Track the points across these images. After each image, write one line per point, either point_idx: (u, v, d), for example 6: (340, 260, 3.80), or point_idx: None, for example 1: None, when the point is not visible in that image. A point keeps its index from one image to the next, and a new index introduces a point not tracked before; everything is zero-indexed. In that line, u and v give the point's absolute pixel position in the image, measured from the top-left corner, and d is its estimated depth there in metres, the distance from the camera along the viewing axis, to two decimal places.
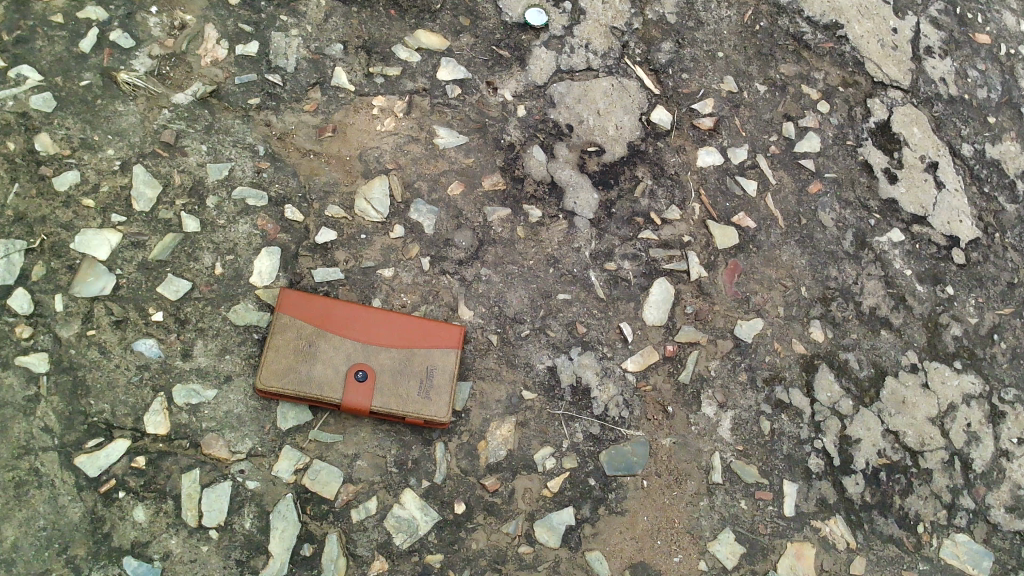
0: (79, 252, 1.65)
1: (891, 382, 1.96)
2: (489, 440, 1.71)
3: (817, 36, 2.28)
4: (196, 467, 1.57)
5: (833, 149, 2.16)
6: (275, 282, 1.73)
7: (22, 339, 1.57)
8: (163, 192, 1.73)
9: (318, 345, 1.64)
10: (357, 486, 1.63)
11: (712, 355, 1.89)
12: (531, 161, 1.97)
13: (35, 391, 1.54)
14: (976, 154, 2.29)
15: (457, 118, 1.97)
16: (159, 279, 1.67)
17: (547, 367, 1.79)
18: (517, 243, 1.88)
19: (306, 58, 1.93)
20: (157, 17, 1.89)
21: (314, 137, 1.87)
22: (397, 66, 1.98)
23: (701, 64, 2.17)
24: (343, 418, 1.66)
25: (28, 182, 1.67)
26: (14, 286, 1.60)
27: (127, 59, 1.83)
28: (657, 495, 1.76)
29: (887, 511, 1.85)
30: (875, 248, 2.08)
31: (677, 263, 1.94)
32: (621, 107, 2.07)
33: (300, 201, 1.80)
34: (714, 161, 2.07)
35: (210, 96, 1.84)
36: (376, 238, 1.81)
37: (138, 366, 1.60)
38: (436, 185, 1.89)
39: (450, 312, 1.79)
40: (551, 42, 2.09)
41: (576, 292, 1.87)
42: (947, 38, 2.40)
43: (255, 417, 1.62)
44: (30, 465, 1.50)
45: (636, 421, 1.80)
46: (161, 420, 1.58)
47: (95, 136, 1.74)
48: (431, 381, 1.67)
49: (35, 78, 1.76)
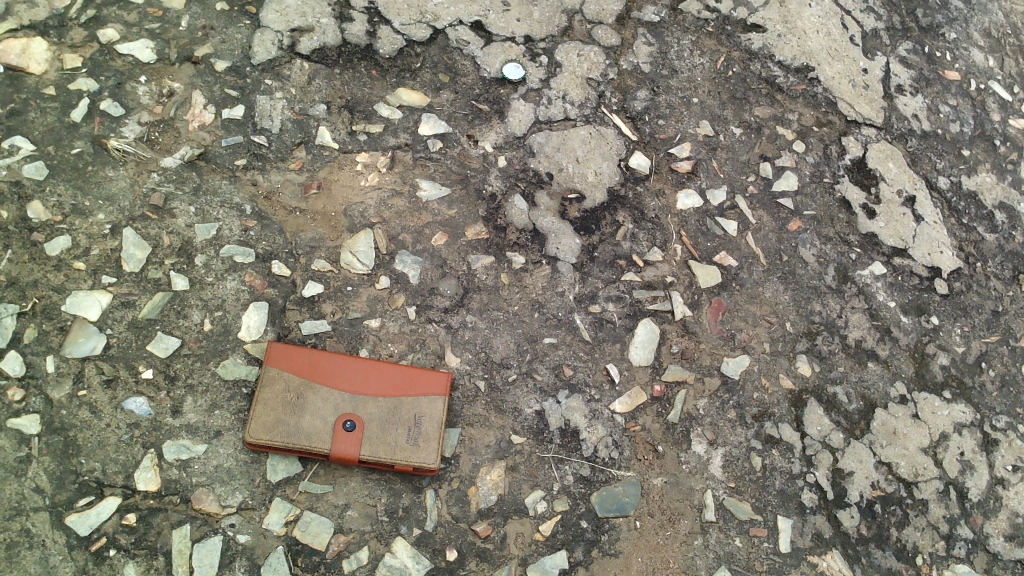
0: (70, 313, 1.68)
1: (881, 413, 1.96)
2: (479, 486, 1.72)
3: (789, 78, 2.35)
4: (186, 522, 1.58)
5: (810, 187, 2.20)
6: (263, 336, 1.76)
7: (14, 401, 1.59)
8: (152, 252, 1.77)
9: (307, 397, 1.66)
10: (348, 537, 1.63)
11: (699, 393, 1.90)
12: (513, 210, 2.01)
13: (26, 452, 1.56)
14: (953, 186, 2.33)
15: (439, 171, 2.02)
16: (149, 337, 1.70)
17: (535, 411, 1.80)
18: (502, 290, 1.91)
19: (290, 119, 2.00)
20: (146, 86, 1.96)
21: (300, 195, 1.92)
22: (379, 123, 2.04)
23: (676, 110, 2.23)
24: (333, 468, 1.67)
25: (20, 248, 1.72)
26: (7, 349, 1.63)
27: (118, 126, 1.89)
28: (651, 536, 1.75)
29: (885, 543, 1.83)
30: (858, 282, 2.10)
31: (661, 303, 1.97)
32: (599, 154, 2.12)
33: (287, 256, 1.84)
34: (693, 203, 2.11)
35: (197, 159, 1.90)
36: (362, 289, 1.85)
37: (128, 424, 1.62)
38: (420, 236, 1.93)
39: (437, 359, 1.81)
40: (528, 94, 2.16)
41: (561, 335, 1.89)
42: (917, 75, 2.47)
43: (245, 470, 1.63)
44: (21, 526, 1.51)
45: (626, 462, 1.80)
46: (151, 476, 1.59)
47: (86, 202, 1.79)
48: (419, 429, 1.68)
49: (28, 148, 1.82)
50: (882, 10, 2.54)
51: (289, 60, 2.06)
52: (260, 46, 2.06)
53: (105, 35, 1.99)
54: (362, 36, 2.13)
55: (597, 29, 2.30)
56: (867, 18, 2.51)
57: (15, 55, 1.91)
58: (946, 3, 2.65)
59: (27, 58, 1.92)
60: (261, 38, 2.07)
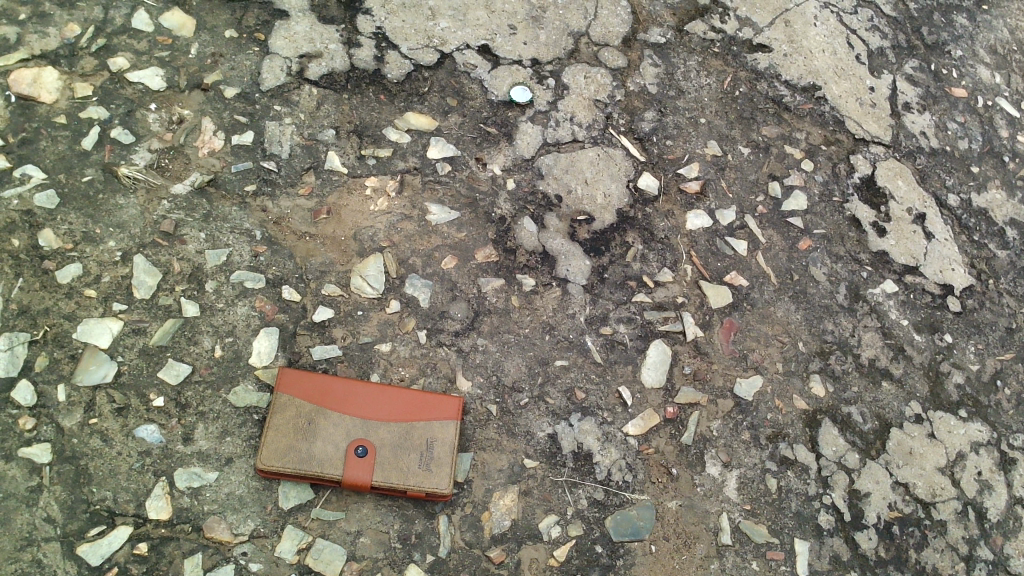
0: (81, 341, 1.68)
1: (897, 433, 1.94)
2: (493, 510, 1.70)
3: (796, 98, 2.35)
4: (198, 551, 1.57)
5: (820, 206, 2.20)
6: (273, 362, 1.75)
7: (25, 430, 1.58)
8: (162, 279, 1.77)
9: (318, 423, 1.65)
10: (361, 564, 1.61)
11: (713, 414, 1.88)
12: (523, 232, 2.01)
13: (38, 481, 1.55)
14: (963, 203, 2.32)
15: (448, 194, 2.02)
16: (160, 364, 1.69)
17: (548, 435, 1.79)
18: (513, 312, 1.91)
19: (300, 144, 2.00)
20: (156, 113, 1.97)
21: (310, 221, 1.92)
22: (388, 147, 2.05)
23: (684, 131, 2.23)
24: (345, 495, 1.66)
25: (31, 276, 1.72)
26: (18, 378, 1.62)
27: (128, 154, 1.90)
28: (667, 560, 1.73)
29: (903, 565, 1.81)
30: (869, 300, 2.09)
31: (672, 324, 1.96)
32: (608, 175, 2.12)
33: (297, 281, 1.84)
34: (703, 223, 2.11)
35: (207, 185, 1.90)
36: (372, 313, 1.84)
37: (140, 452, 1.61)
38: (430, 260, 1.93)
39: (448, 383, 1.80)
40: (536, 117, 2.16)
41: (573, 357, 1.88)
42: (924, 93, 2.47)
43: (257, 498, 1.62)
44: (33, 557, 1.50)
45: (641, 485, 1.79)
46: (163, 505, 1.58)
47: (97, 229, 1.79)
48: (431, 454, 1.67)
49: (39, 176, 1.82)
50: (887, 28, 2.55)
51: (298, 86, 2.07)
52: (269, 73, 2.07)
53: (115, 64, 2.00)
54: (370, 61, 2.14)
55: (603, 51, 2.31)
56: (873, 36, 2.51)
57: (26, 85, 1.93)
58: (951, 21, 2.65)
59: (38, 87, 1.93)
60: (270, 64, 2.08)
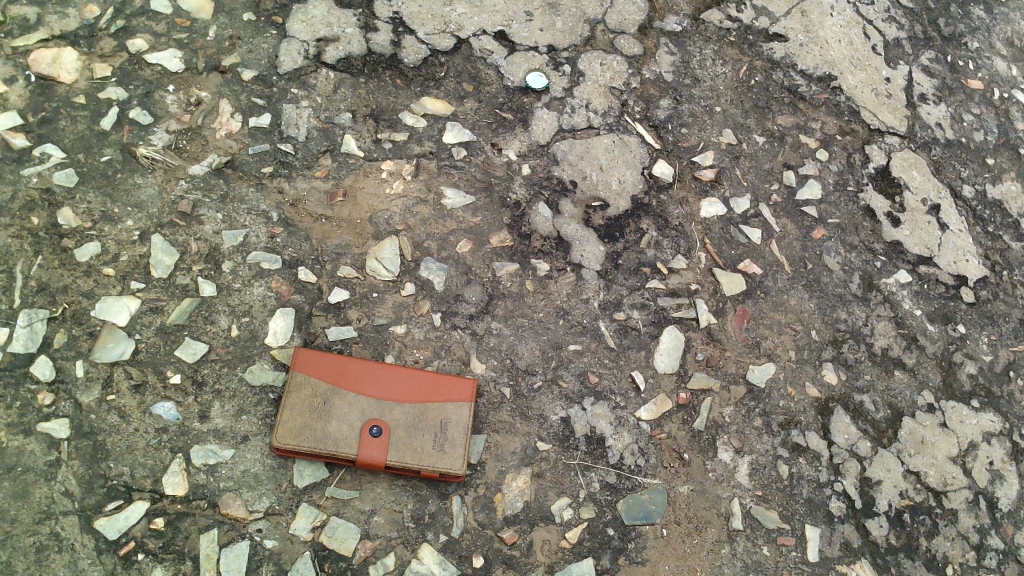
0: (100, 319, 1.69)
1: (909, 422, 1.94)
2: (505, 492, 1.71)
3: (812, 87, 2.35)
4: (213, 527, 1.58)
5: (834, 195, 2.20)
6: (289, 342, 1.76)
7: (44, 405, 1.60)
8: (180, 259, 1.78)
9: (333, 402, 1.66)
10: (375, 543, 1.62)
11: (725, 401, 1.89)
12: (538, 217, 2.01)
13: (56, 455, 1.57)
14: (978, 195, 2.32)
15: (464, 178, 2.03)
16: (177, 343, 1.71)
17: (561, 418, 1.80)
18: (527, 297, 1.91)
19: (316, 127, 2.01)
20: (174, 95, 1.98)
21: (326, 203, 1.93)
22: (404, 131, 2.05)
23: (699, 119, 2.24)
24: (359, 474, 1.67)
25: (50, 254, 1.73)
26: (37, 354, 1.64)
27: (146, 134, 1.91)
28: (677, 544, 1.73)
29: (914, 553, 1.81)
30: (882, 290, 2.09)
31: (686, 310, 1.96)
32: (623, 162, 2.13)
33: (313, 263, 1.85)
34: (717, 211, 2.11)
35: (224, 167, 1.91)
36: (387, 296, 1.85)
37: (157, 429, 1.62)
38: (445, 244, 1.94)
39: (462, 366, 1.81)
40: (552, 104, 2.17)
41: (586, 342, 1.89)
42: (940, 84, 2.46)
43: (272, 475, 1.63)
44: (51, 529, 1.51)
45: (652, 469, 1.79)
46: (179, 481, 1.59)
47: (115, 208, 1.81)
48: (445, 435, 1.68)
49: (58, 156, 1.84)
50: (904, 19, 2.54)
51: (315, 70, 2.08)
52: (287, 56, 2.08)
53: (134, 45, 2.01)
54: (386, 46, 2.15)
55: (619, 38, 2.31)
56: (889, 27, 2.51)
57: (46, 65, 1.94)
58: (968, 13, 2.64)
59: (58, 67, 1.94)
60: (287, 47, 2.09)
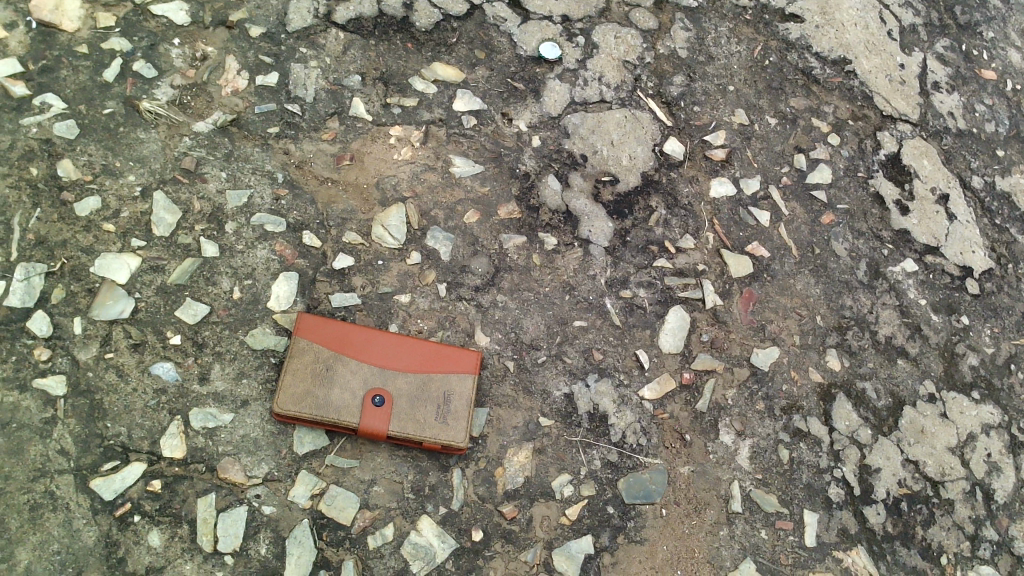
0: (99, 275, 1.65)
1: (910, 411, 1.94)
2: (507, 467, 1.70)
3: (826, 70, 2.32)
4: (211, 491, 1.55)
5: (844, 180, 2.18)
6: (292, 307, 1.73)
7: (40, 361, 1.56)
8: (182, 217, 1.74)
9: (336, 369, 1.63)
10: (374, 513, 1.60)
11: (728, 382, 1.88)
12: (547, 190, 1.98)
13: (52, 413, 1.53)
14: (986, 186, 2.31)
15: (472, 147, 1.99)
16: (178, 303, 1.67)
17: (564, 394, 1.78)
18: (533, 271, 1.89)
19: (324, 88, 1.97)
20: (180, 49, 1.93)
21: (332, 166, 1.89)
22: (413, 97, 2.01)
23: (712, 98, 2.21)
24: (360, 443, 1.65)
25: (49, 207, 1.69)
26: (34, 309, 1.60)
27: (150, 88, 1.86)
28: (677, 524, 1.73)
29: (910, 541, 1.81)
30: (889, 278, 2.08)
31: (692, 290, 1.95)
32: (635, 138, 2.10)
33: (317, 227, 1.82)
34: (727, 192, 2.09)
35: (229, 125, 1.87)
36: (393, 264, 1.82)
37: (155, 390, 1.59)
38: (452, 213, 1.90)
39: (466, 338, 1.79)
40: (564, 75, 2.13)
41: (592, 318, 1.87)
42: (954, 73, 2.44)
43: (272, 441, 1.61)
44: (45, 488, 1.48)
45: (654, 449, 1.78)
46: (177, 444, 1.57)
47: (117, 163, 1.76)
48: (448, 407, 1.66)
49: (59, 106, 1.79)
50: (920, 6, 2.52)
51: (324, 30, 2.04)
52: (296, 14, 2.03)
53: None
54: (398, 8, 2.11)
55: (634, 12, 2.27)
56: (905, 13, 2.48)
57: (48, 11, 1.88)
58: (984, 2, 2.62)
59: (60, 14, 1.89)
60: (297, 6, 2.05)
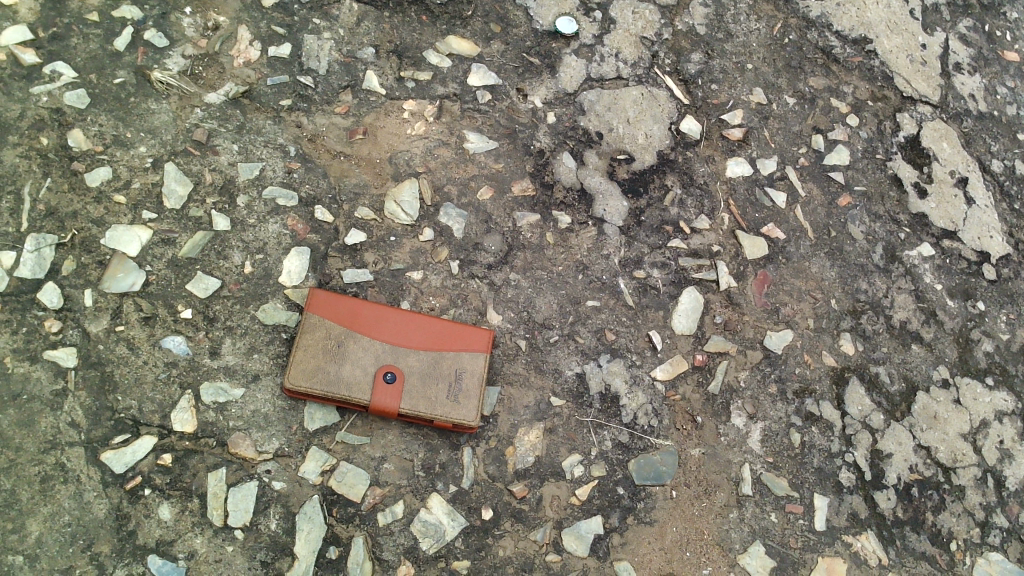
0: (109, 248, 1.64)
1: (923, 396, 1.93)
2: (517, 446, 1.69)
3: (846, 50, 2.28)
4: (222, 466, 1.55)
5: (862, 162, 2.15)
6: (304, 282, 1.72)
7: (51, 333, 1.56)
8: (193, 189, 1.73)
9: (347, 346, 1.62)
10: (384, 490, 1.60)
11: (741, 365, 1.86)
12: (561, 168, 1.96)
13: (63, 385, 1.53)
14: (1006, 170, 2.28)
15: (487, 123, 1.97)
16: (189, 276, 1.66)
17: (576, 374, 1.77)
18: (547, 249, 1.87)
19: (337, 61, 1.94)
20: (191, 18, 1.91)
21: (345, 140, 1.87)
22: (427, 70, 1.99)
23: (730, 76, 2.17)
24: (370, 420, 1.65)
25: (59, 177, 1.67)
26: (45, 281, 1.59)
27: (161, 58, 1.84)
28: (686, 506, 1.72)
29: (919, 527, 1.81)
30: (905, 262, 2.06)
31: (706, 272, 1.93)
32: (651, 116, 2.07)
33: (329, 202, 1.80)
34: (743, 172, 2.06)
35: (241, 97, 1.85)
36: (405, 240, 1.80)
37: (166, 363, 1.59)
38: (465, 189, 1.88)
39: (478, 316, 1.78)
40: (580, 50, 2.10)
41: (605, 298, 1.85)
42: (977, 54, 2.40)
43: (282, 417, 1.60)
44: (56, 460, 1.48)
45: (665, 431, 1.77)
46: (188, 418, 1.56)
47: (127, 133, 1.74)
48: (459, 385, 1.64)
49: (69, 75, 1.77)
50: None
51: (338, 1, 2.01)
52: None
53: None
54: None
55: None
56: None
57: None
58: None
59: None
60: None
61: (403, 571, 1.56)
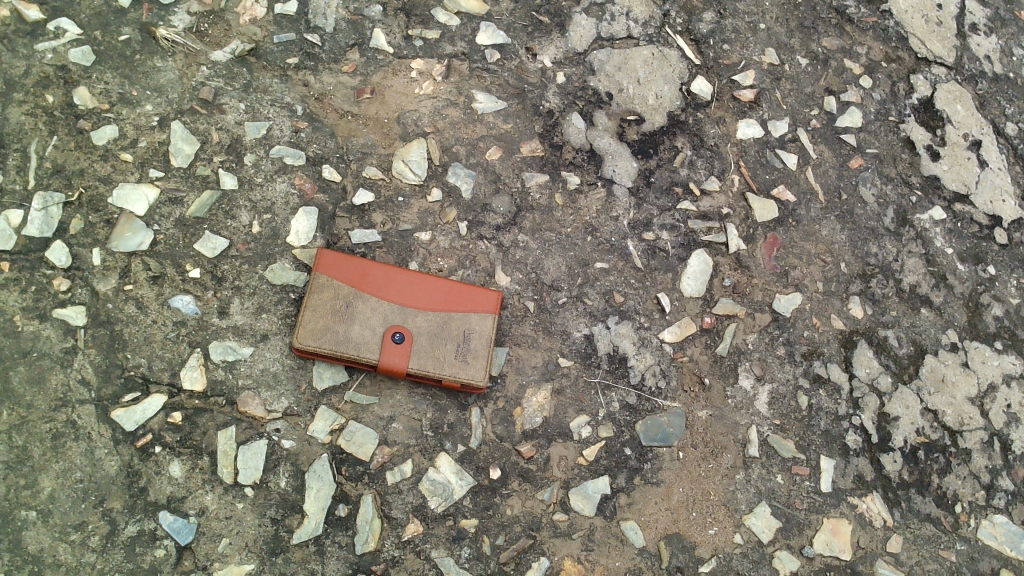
0: (117, 206, 1.64)
1: (932, 360, 1.92)
2: (525, 407, 1.69)
3: (861, 9, 2.25)
4: (231, 424, 1.56)
5: (875, 124, 2.12)
6: (311, 242, 1.71)
7: (60, 291, 1.56)
8: (200, 148, 1.72)
9: (356, 306, 1.62)
10: (393, 449, 1.61)
11: (749, 328, 1.86)
12: (570, 128, 1.94)
13: (72, 343, 1.53)
14: (1020, 133, 2.25)
15: (495, 83, 1.94)
16: (196, 236, 1.65)
17: (584, 336, 1.77)
18: (556, 210, 1.86)
19: (344, 18, 1.92)
20: None
21: (352, 99, 1.85)
22: (436, 29, 1.96)
23: (743, 36, 2.14)
24: (379, 380, 1.65)
25: (66, 135, 1.66)
26: (52, 239, 1.59)
27: (166, 15, 1.82)
28: (693, 467, 1.73)
29: (925, 489, 1.81)
30: (916, 226, 2.04)
31: (716, 234, 1.92)
32: (661, 76, 2.05)
33: (337, 161, 1.78)
34: (754, 133, 2.04)
35: (248, 54, 1.83)
36: (413, 201, 1.79)
37: (175, 323, 1.59)
38: (474, 150, 1.87)
39: (486, 277, 1.77)
40: (591, 9, 2.07)
41: (613, 260, 1.85)
42: (993, 15, 2.36)
43: (291, 376, 1.61)
44: (67, 417, 1.49)
45: (673, 393, 1.77)
46: (197, 376, 1.57)
47: (133, 91, 1.73)
48: (467, 346, 1.64)
49: (74, 31, 1.75)
50: None
51: None
52: None
53: None
54: None
55: None
56: None
57: None
58: None
59: None
60: None
61: (412, 529, 1.57)
